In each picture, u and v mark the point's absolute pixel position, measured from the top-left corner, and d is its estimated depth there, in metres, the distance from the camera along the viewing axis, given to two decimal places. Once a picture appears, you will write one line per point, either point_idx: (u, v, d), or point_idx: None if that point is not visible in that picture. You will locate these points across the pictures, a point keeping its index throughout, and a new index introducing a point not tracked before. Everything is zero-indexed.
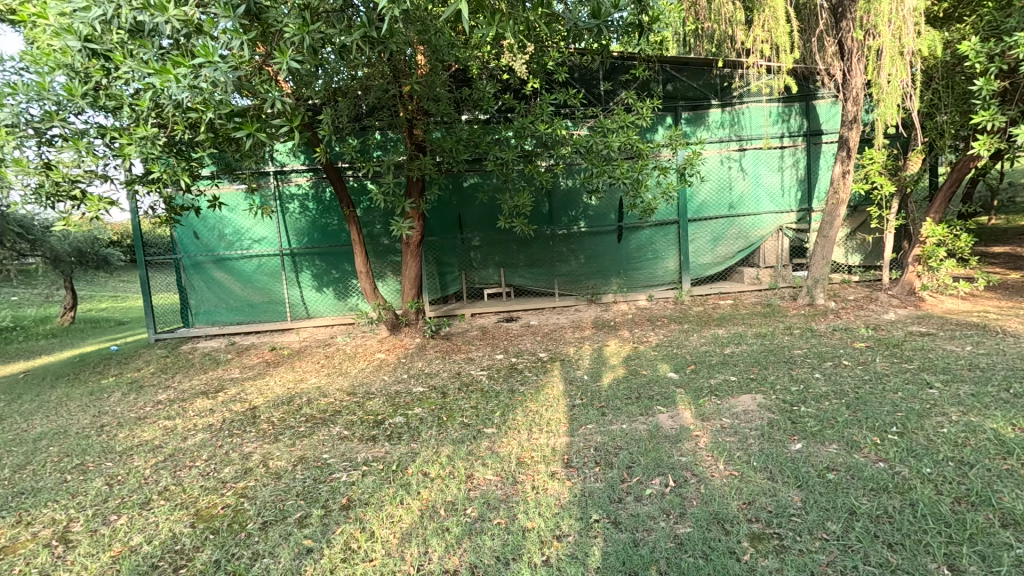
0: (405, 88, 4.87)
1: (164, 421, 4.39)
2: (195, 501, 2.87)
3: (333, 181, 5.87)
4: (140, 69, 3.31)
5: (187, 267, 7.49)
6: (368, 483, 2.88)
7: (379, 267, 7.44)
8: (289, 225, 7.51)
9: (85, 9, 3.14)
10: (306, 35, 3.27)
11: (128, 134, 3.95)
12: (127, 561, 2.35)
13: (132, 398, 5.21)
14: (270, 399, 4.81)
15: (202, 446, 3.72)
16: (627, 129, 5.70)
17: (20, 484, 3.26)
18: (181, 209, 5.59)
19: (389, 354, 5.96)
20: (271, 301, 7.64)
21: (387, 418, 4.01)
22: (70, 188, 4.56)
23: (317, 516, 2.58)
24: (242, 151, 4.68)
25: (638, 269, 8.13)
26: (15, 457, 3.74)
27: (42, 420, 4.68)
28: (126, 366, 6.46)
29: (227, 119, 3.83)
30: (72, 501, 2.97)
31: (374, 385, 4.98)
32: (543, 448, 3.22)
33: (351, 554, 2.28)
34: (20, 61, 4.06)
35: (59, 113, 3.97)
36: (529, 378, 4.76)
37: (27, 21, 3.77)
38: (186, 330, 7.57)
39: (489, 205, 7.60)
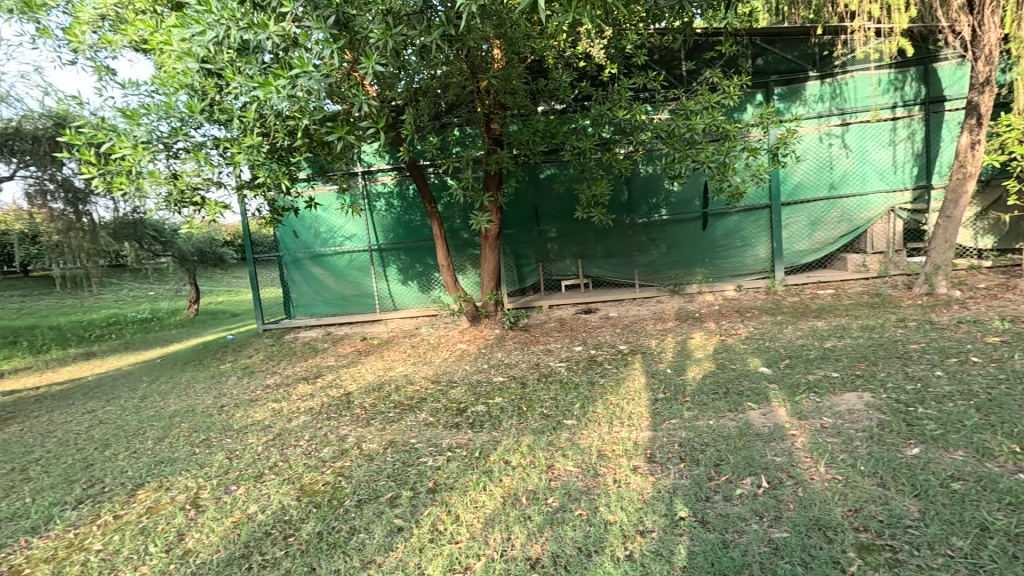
0: (483, 83, 4.97)
1: (272, 404, 4.85)
2: (301, 477, 3.15)
3: (416, 179, 6.11)
4: (246, 84, 3.64)
5: (289, 264, 8.17)
6: (453, 469, 3.00)
7: (459, 261, 7.67)
8: (376, 222, 7.93)
9: (201, 33, 3.51)
10: (390, 38, 3.42)
11: (238, 144, 4.36)
12: (246, 527, 2.62)
13: (246, 382, 5.81)
14: (362, 385, 5.15)
15: (305, 427, 4.06)
16: (713, 110, 5.41)
17: (161, 454, 3.76)
18: (282, 210, 6.09)
19: (469, 344, 6.13)
20: (361, 294, 8.14)
21: (470, 407, 4.14)
22: (192, 195, 5.13)
23: (407, 498, 2.73)
24: (333, 154, 5.01)
25: (725, 257, 7.69)
26: (156, 431, 4.32)
27: (175, 400, 5.36)
28: (241, 353, 7.20)
29: (321, 125, 4.10)
30: (200, 471, 3.37)
31: (456, 373, 5.16)
32: (625, 442, 3.16)
33: (438, 535, 2.39)
34: (150, 85, 4.61)
35: (182, 129, 4.47)
36: (609, 371, 4.69)
37: (156, 48, 4.28)
38: (289, 321, 8.28)
39: (566, 195, 7.55)
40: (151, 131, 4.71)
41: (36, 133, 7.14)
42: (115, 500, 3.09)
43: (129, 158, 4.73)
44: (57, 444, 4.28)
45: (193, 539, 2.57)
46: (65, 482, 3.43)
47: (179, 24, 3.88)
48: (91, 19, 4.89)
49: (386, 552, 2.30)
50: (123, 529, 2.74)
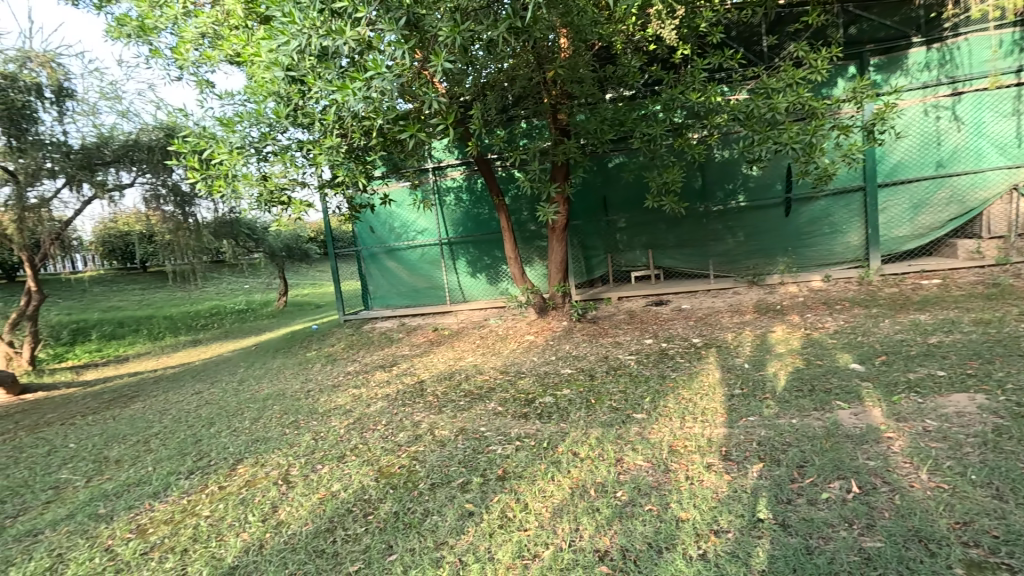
0: (550, 73, 4.94)
1: (353, 389, 5.17)
2: (379, 459, 3.33)
3: (484, 172, 6.19)
4: (326, 88, 3.86)
5: (366, 258, 8.61)
6: (522, 458, 3.04)
7: (526, 253, 7.71)
8: (446, 216, 8.16)
9: (286, 43, 3.76)
10: (458, 35, 3.49)
11: (319, 146, 4.65)
12: (331, 504, 2.81)
13: (329, 368, 6.22)
14: (434, 374, 5.35)
15: (383, 412, 4.29)
16: (797, 86, 5.04)
17: (256, 433, 4.12)
18: (360, 207, 6.42)
19: (537, 336, 6.16)
20: (433, 286, 8.42)
21: (538, 397, 4.17)
22: (280, 195, 5.54)
23: (477, 483, 2.81)
24: (406, 152, 5.20)
25: (811, 245, 7.16)
26: (253, 412, 4.75)
27: (268, 384, 5.85)
28: (324, 342, 7.71)
29: (394, 124, 4.26)
30: (290, 450, 3.66)
31: (524, 364, 5.22)
32: (698, 438, 3.06)
33: (507, 521, 2.44)
34: (243, 94, 5.01)
35: (271, 134, 4.83)
36: (681, 365, 4.53)
37: (248, 61, 4.65)
38: (366, 312, 8.73)
39: (636, 184, 7.36)
40: (244, 137, 5.14)
41: (151, 144, 8.03)
42: (220, 472, 3.43)
43: (226, 163, 5.19)
44: (172, 420, 4.83)
45: (285, 511, 2.79)
46: (179, 454, 3.86)
47: (267, 37, 4.17)
48: (193, 38, 5.39)
49: (458, 535, 2.38)
50: (226, 498, 3.03)
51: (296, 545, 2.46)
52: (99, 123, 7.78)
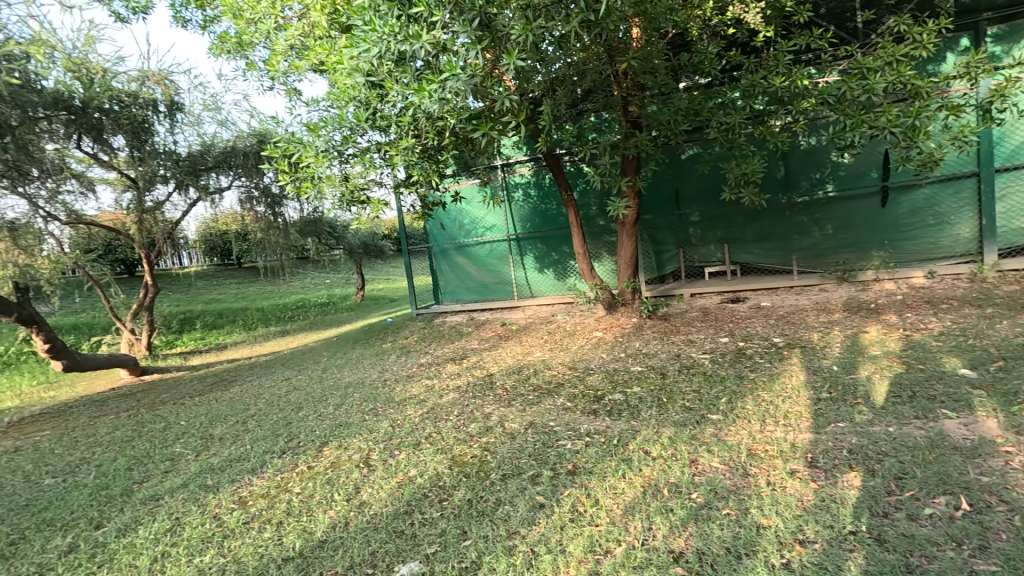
0: (621, 65, 4.84)
1: (426, 380, 5.39)
2: (452, 448, 3.46)
3: (553, 168, 6.20)
4: (403, 92, 4.01)
5: (437, 254, 8.91)
6: (592, 454, 3.04)
7: (595, 248, 7.63)
8: (514, 213, 8.23)
9: (367, 50, 3.95)
10: (530, 32, 3.51)
11: (396, 147, 4.86)
12: (408, 488, 2.95)
13: (404, 360, 6.51)
14: (503, 368, 5.45)
15: (455, 403, 4.45)
16: (898, 65, 4.60)
17: (340, 418, 4.41)
18: (432, 204, 6.64)
19: (606, 332, 6.08)
20: (501, 282, 8.55)
21: (607, 394, 4.14)
22: (360, 195, 5.85)
23: (547, 477, 2.84)
24: (476, 150, 5.30)
25: (911, 238, 6.53)
26: (336, 398, 5.09)
27: (349, 373, 6.22)
28: (399, 334, 8.07)
29: (467, 123, 4.34)
30: (370, 436, 3.89)
31: (593, 361, 5.18)
32: (781, 442, 2.90)
33: (578, 515, 2.45)
34: (326, 101, 5.34)
35: (352, 137, 5.10)
36: (760, 365, 4.31)
37: (332, 69, 4.95)
38: (437, 307, 9.04)
39: (711, 176, 7.06)
40: (328, 141, 5.46)
41: (246, 149, 8.78)
42: (308, 453, 3.70)
43: (312, 165, 5.56)
44: (266, 403, 5.27)
45: (367, 492, 2.96)
46: (273, 434, 4.22)
47: (349, 45, 4.40)
48: (283, 51, 5.80)
49: (529, 525, 2.42)
50: (315, 477, 3.27)
51: (378, 524, 2.60)
52: (202, 132, 8.57)
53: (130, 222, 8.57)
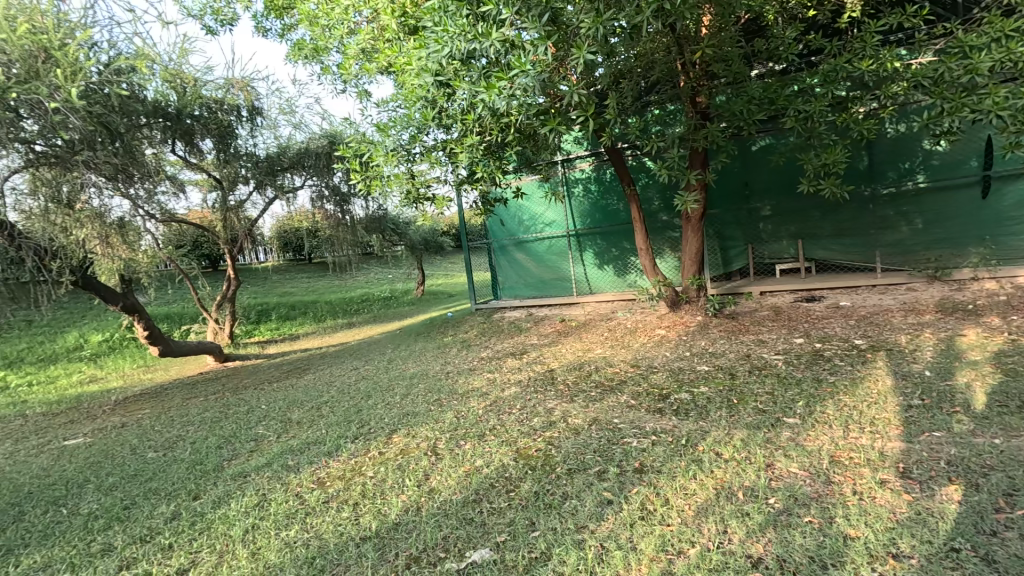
0: (693, 54, 4.67)
1: (488, 373, 5.48)
2: (516, 440, 3.50)
3: (616, 162, 6.11)
4: (471, 89, 4.09)
5: (496, 250, 9.01)
6: (660, 453, 2.98)
7: (657, 244, 7.44)
8: (574, 208, 8.18)
9: (437, 50, 4.05)
10: (600, 25, 3.47)
11: (461, 144, 4.95)
12: (476, 477, 3.02)
13: (465, 353, 6.65)
14: (564, 364, 5.44)
15: (517, 397, 4.50)
16: (1008, 41, 4.16)
17: (406, 408, 4.58)
18: (493, 201, 6.72)
19: (669, 330, 5.93)
20: (559, 278, 8.53)
21: (673, 393, 4.04)
22: (425, 192, 6.02)
23: (614, 473, 2.82)
24: (539, 145, 5.30)
25: (1017, 233, 5.91)
26: (402, 388, 5.29)
27: (413, 364, 6.43)
28: (459, 328, 8.24)
29: (533, 118, 4.35)
30: (436, 425, 4.01)
31: (657, 359, 5.06)
32: (867, 450, 2.73)
33: (648, 514, 2.42)
34: (395, 101, 5.52)
35: (419, 135, 5.25)
36: (840, 368, 4.05)
37: (400, 70, 5.12)
38: (496, 302, 9.14)
39: (784, 168, 6.71)
40: (397, 140, 5.65)
41: (318, 150, 9.33)
42: (378, 440, 3.87)
43: (381, 164, 5.79)
44: (337, 391, 5.55)
45: (436, 479, 3.06)
46: (345, 420, 4.44)
47: (418, 47, 4.53)
48: (355, 55, 6.07)
49: (598, 521, 2.41)
50: (386, 463, 3.42)
51: (448, 510, 2.69)
52: (279, 134, 9.12)
53: (215, 220, 9.25)
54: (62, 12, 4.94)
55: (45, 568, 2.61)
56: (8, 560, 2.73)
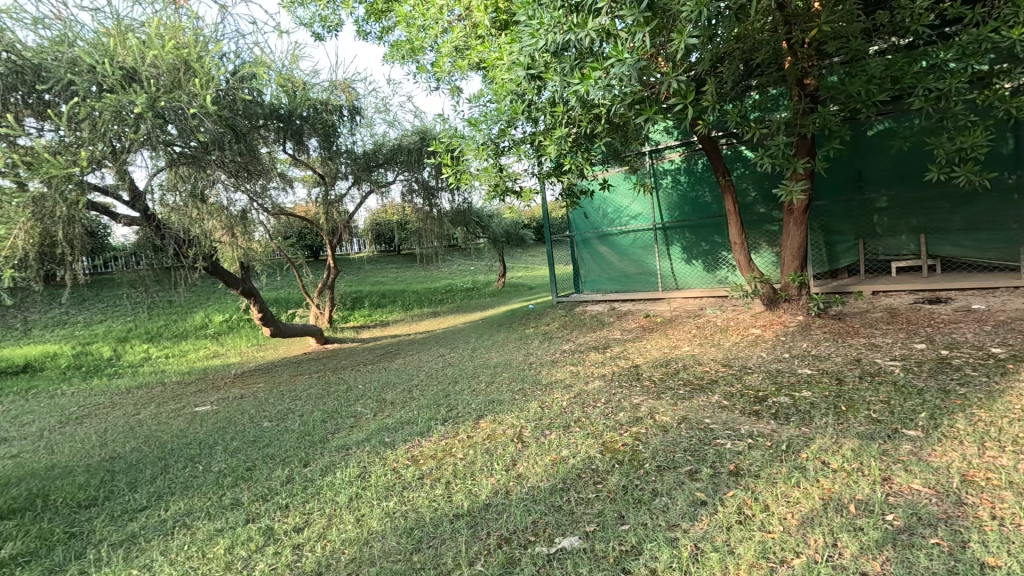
0: (812, 32, 4.24)
1: (570, 366, 5.50)
2: (602, 434, 3.49)
3: (710, 151, 5.83)
4: (561, 81, 4.07)
5: (579, 243, 8.96)
6: (757, 457, 2.84)
7: (753, 238, 7.01)
8: (662, 201, 7.91)
9: (531, 44, 4.07)
10: (704, 7, 3.31)
11: (550, 137, 4.96)
12: (563, 466, 3.05)
13: (547, 345, 6.69)
14: (649, 360, 5.31)
15: (602, 391, 4.47)
16: None
17: (491, 395, 4.72)
18: (579, 193, 6.66)
19: (765, 330, 5.58)
20: (644, 273, 8.31)
21: (770, 396, 3.81)
22: (511, 185, 6.11)
23: (707, 474, 2.72)
24: (629, 135, 5.17)
25: None
26: (487, 376, 5.45)
27: (496, 354, 6.60)
28: (540, 320, 8.30)
29: (627, 108, 4.25)
30: (521, 414, 4.10)
31: (752, 359, 4.79)
32: (1009, 472, 2.41)
33: (746, 519, 2.31)
34: (485, 96, 5.65)
35: (509, 129, 5.33)
36: (972, 379, 3.60)
37: (492, 65, 5.23)
38: (578, 295, 9.09)
39: (906, 154, 6.06)
40: (487, 135, 5.78)
41: (410, 147, 9.82)
42: (466, 424, 4.02)
43: (471, 158, 5.96)
44: (426, 376, 5.84)
45: (523, 466, 3.13)
46: (434, 404, 4.66)
47: (512, 41, 4.59)
48: (449, 52, 6.28)
49: (691, 520, 2.34)
50: (474, 446, 3.55)
51: (537, 497, 2.74)
52: (375, 132, 9.68)
53: (318, 213, 10.02)
54: (198, 28, 5.55)
55: (187, 514, 3.00)
56: (159, 505, 3.17)
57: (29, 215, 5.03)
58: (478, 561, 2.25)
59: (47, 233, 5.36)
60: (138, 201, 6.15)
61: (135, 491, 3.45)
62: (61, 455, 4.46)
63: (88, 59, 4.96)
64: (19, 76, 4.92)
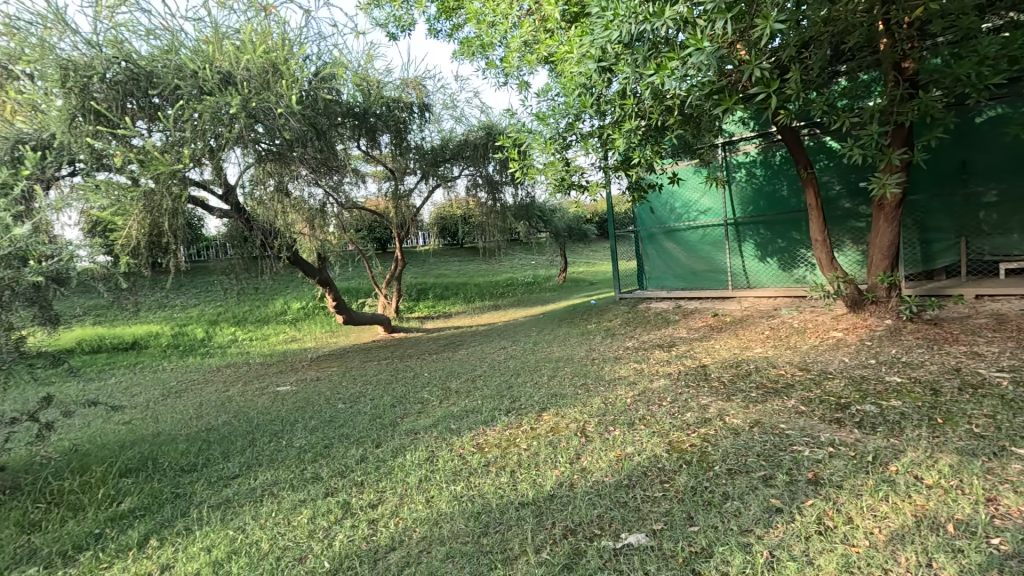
0: (916, 13, 3.83)
1: (634, 363, 5.41)
2: (668, 433, 3.42)
3: (791, 142, 5.50)
4: (633, 73, 3.99)
5: (644, 239, 8.78)
6: (839, 466, 2.68)
7: (836, 236, 6.58)
8: (734, 195, 7.57)
9: (603, 35, 4.03)
10: None
11: (618, 130, 4.87)
12: (628, 463, 3.03)
13: (609, 341, 6.62)
14: (718, 360, 5.13)
15: (667, 389, 4.38)
16: None
17: (554, 389, 4.75)
18: (646, 187, 6.50)
19: (848, 333, 5.22)
20: (713, 270, 8.00)
21: (854, 403, 3.57)
22: (577, 179, 6.06)
23: (783, 481, 2.61)
24: (704, 127, 4.99)
25: None
26: (549, 370, 5.48)
27: (558, 348, 6.60)
28: (602, 317, 8.21)
29: (704, 99, 4.09)
30: (584, 408, 4.10)
31: (832, 364, 4.50)
32: None
33: (827, 530, 2.20)
34: (554, 90, 5.63)
35: (576, 122, 5.29)
36: None
37: (561, 59, 5.20)
38: (641, 292, 8.90)
39: (1021, 144, 5.47)
40: (555, 129, 5.76)
41: (476, 142, 10.00)
42: (529, 416, 4.07)
43: (538, 152, 5.97)
44: (489, 367, 5.96)
45: (588, 460, 3.13)
46: (498, 394, 4.75)
47: (583, 33, 4.55)
48: (518, 47, 6.30)
49: (766, 527, 2.26)
50: (538, 438, 3.59)
51: (601, 491, 2.74)
52: (442, 127, 9.91)
53: (388, 207, 10.43)
54: (286, 32, 5.97)
55: (273, 484, 3.26)
56: (249, 474, 3.47)
57: (140, 208, 5.60)
58: (545, 549, 2.29)
59: (156, 224, 5.95)
60: (230, 194, 6.65)
61: (228, 460, 3.78)
62: (166, 424, 4.96)
63: (192, 65, 5.45)
64: (135, 83, 5.46)
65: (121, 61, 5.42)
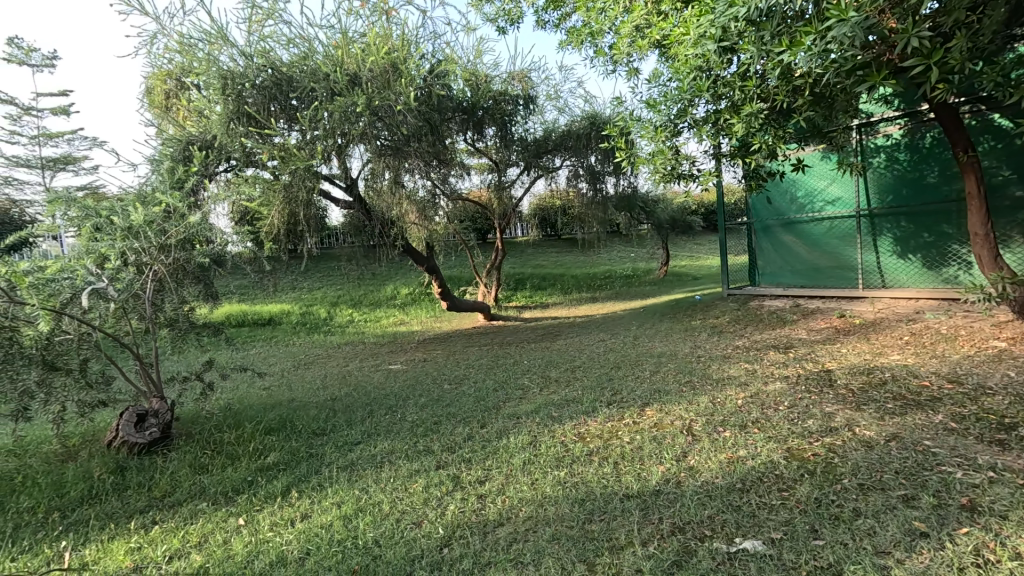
0: None
1: (745, 363, 5.08)
2: (787, 439, 3.18)
3: (948, 123, 4.79)
4: (759, 52, 3.73)
5: (758, 231, 8.30)
6: (1002, 494, 2.33)
7: (1001, 229, 5.63)
8: (870, 183, 6.76)
9: (726, 13, 3.79)
10: None
11: (737, 114, 4.56)
12: (740, 467, 2.87)
13: (716, 339, 6.28)
14: (845, 365, 4.65)
15: (784, 393, 4.07)
16: None
17: (656, 384, 4.63)
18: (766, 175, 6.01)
19: (1015, 343, 4.47)
20: (840, 267, 7.28)
21: (1023, 425, 3.05)
22: (687, 168, 5.78)
23: (929, 503, 2.32)
24: (839, 107, 4.50)
25: None
26: (651, 365, 5.33)
27: (660, 343, 6.40)
28: (709, 313, 7.79)
29: (842, 76, 3.69)
30: (690, 407, 3.94)
31: (993, 377, 3.89)
32: None
33: (987, 564, 1.93)
34: (666, 74, 5.39)
35: (690, 107, 5.02)
36: None
37: (676, 42, 4.95)
38: (753, 288, 8.38)
39: None
40: (666, 116, 5.52)
41: (579, 132, 9.90)
42: (631, 410, 4.00)
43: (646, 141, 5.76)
44: (588, 359, 5.93)
45: (695, 459, 3.02)
46: (598, 386, 4.73)
47: (702, 12, 4.29)
48: (628, 32, 6.12)
49: (908, 551, 2.04)
50: (640, 432, 3.53)
51: (711, 492, 2.64)
52: (546, 119, 9.95)
53: (490, 197, 10.71)
54: (404, 34, 6.34)
55: (390, 454, 3.53)
56: (369, 442, 3.80)
57: (280, 199, 6.31)
58: (652, 542, 2.27)
59: (292, 214, 6.66)
60: (353, 187, 7.25)
61: (351, 428, 4.17)
62: (297, 392, 5.57)
63: (325, 69, 5.98)
64: (277, 88, 6.12)
65: (267, 68, 6.09)
